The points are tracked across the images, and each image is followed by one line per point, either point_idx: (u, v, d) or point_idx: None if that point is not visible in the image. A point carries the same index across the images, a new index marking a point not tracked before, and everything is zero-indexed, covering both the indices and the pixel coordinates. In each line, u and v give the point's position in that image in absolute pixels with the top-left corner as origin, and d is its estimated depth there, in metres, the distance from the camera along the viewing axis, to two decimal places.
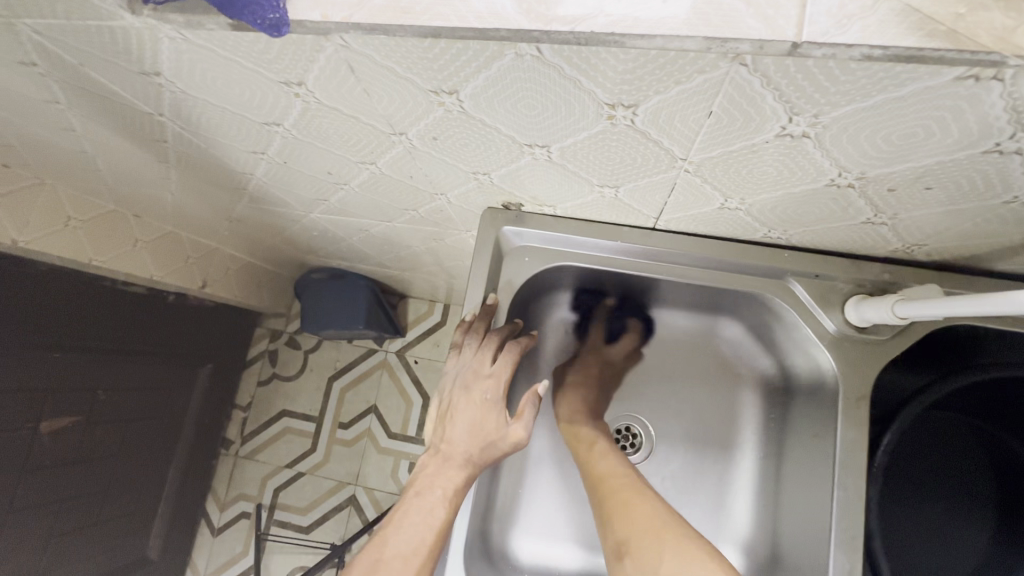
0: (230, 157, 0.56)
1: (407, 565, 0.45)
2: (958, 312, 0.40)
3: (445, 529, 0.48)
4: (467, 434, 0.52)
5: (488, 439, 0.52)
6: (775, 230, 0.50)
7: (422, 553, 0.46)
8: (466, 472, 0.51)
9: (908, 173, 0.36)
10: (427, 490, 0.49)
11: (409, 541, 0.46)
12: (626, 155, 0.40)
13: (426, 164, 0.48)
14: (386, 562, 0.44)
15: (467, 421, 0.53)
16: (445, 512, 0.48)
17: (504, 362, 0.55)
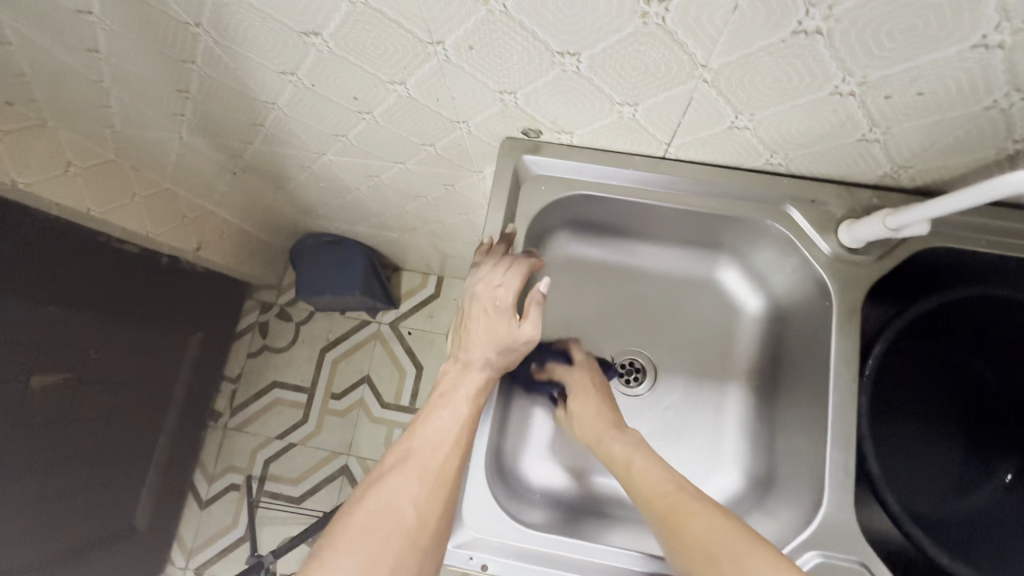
0: (256, 82, 0.57)
1: (437, 453, 0.51)
2: (948, 208, 0.45)
3: (470, 423, 0.53)
4: (486, 339, 0.55)
5: (502, 345, 0.55)
6: (777, 154, 0.54)
7: (452, 443, 0.51)
8: (488, 374, 0.56)
9: (904, 75, 0.40)
10: (453, 392, 0.54)
11: (437, 435, 0.51)
12: (651, 64, 0.43)
13: (455, 83, 0.51)
14: (418, 449, 0.51)
15: (482, 332, 0.55)
16: (470, 408, 0.53)
17: (513, 273, 0.55)
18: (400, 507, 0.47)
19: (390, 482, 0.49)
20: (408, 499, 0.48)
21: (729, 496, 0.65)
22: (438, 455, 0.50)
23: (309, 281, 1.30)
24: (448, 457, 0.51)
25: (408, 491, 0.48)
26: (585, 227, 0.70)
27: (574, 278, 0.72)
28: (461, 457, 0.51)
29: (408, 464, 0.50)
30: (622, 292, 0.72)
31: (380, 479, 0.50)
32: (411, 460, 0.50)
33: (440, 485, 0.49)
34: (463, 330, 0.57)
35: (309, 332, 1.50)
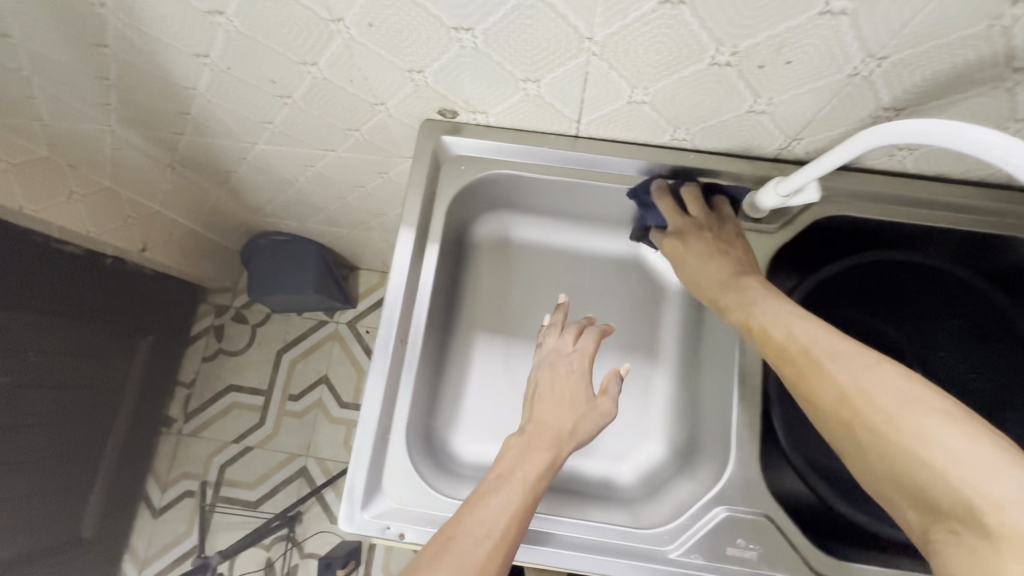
0: (173, 67, 0.58)
1: (478, 545, 0.45)
2: (832, 165, 0.47)
3: (519, 516, 0.47)
4: (557, 412, 0.55)
5: (578, 418, 0.56)
6: (679, 130, 0.57)
7: (499, 539, 0.46)
8: (548, 458, 0.52)
9: (769, 43, 0.43)
10: (507, 477, 0.50)
11: (483, 525, 0.46)
12: (541, 38, 0.46)
13: (365, 63, 0.53)
14: (458, 537, 0.45)
15: (558, 396, 0.57)
16: (522, 498, 0.49)
17: (585, 340, 0.61)
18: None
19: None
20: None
21: (654, 463, 0.66)
22: (481, 549, 0.45)
23: (261, 281, 1.30)
24: (491, 553, 0.45)
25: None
26: (513, 209, 0.72)
27: (506, 260, 0.74)
28: (503, 559, 0.45)
29: (446, 556, 0.44)
30: (553, 273, 0.74)
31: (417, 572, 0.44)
32: (450, 550, 0.44)
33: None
34: (533, 401, 0.58)
35: (265, 334, 1.48)
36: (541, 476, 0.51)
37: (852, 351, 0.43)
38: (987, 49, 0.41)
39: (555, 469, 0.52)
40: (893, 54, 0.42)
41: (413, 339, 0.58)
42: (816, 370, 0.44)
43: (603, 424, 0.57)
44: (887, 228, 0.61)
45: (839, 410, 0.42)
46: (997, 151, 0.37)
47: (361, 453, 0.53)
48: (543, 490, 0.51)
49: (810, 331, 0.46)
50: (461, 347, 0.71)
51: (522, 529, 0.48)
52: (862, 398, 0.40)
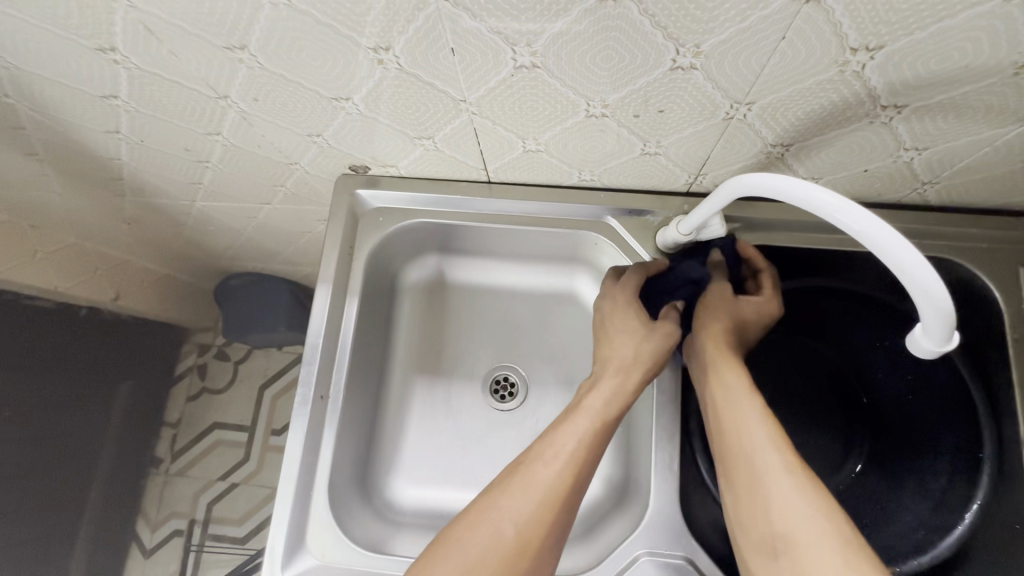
0: (91, 142, 0.60)
1: (548, 469, 0.49)
2: (711, 210, 0.49)
3: (590, 439, 0.50)
4: (628, 341, 0.56)
5: (644, 343, 0.55)
6: (583, 172, 0.58)
7: (569, 463, 0.49)
8: (616, 384, 0.54)
9: (635, 96, 0.43)
10: (578, 407, 0.53)
11: (554, 450, 0.50)
12: (419, 102, 0.47)
13: (265, 131, 0.54)
14: (529, 463, 0.49)
15: (623, 330, 0.57)
16: (590, 424, 0.51)
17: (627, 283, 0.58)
18: (504, 527, 0.46)
19: (499, 497, 0.48)
20: (513, 516, 0.46)
21: (591, 501, 0.66)
22: (549, 470, 0.49)
23: (235, 321, 1.32)
24: (561, 475, 0.49)
25: (515, 509, 0.47)
26: (442, 252, 0.73)
27: (439, 302, 0.74)
28: (574, 479, 0.49)
29: (513, 479, 0.48)
30: (489, 311, 0.75)
31: (490, 493, 0.49)
32: (519, 474, 0.49)
33: (546, 507, 0.47)
34: (601, 339, 0.58)
35: (247, 370, 1.51)
36: (615, 403, 0.53)
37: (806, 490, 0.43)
38: (847, 90, 0.40)
39: (633, 391, 0.54)
40: (759, 100, 0.42)
41: (333, 397, 0.59)
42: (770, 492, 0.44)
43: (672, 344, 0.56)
44: (797, 254, 0.62)
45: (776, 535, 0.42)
46: (836, 215, 0.35)
47: (282, 517, 0.54)
48: (618, 414, 0.53)
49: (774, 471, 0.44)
50: (399, 390, 0.71)
51: (596, 450, 0.51)
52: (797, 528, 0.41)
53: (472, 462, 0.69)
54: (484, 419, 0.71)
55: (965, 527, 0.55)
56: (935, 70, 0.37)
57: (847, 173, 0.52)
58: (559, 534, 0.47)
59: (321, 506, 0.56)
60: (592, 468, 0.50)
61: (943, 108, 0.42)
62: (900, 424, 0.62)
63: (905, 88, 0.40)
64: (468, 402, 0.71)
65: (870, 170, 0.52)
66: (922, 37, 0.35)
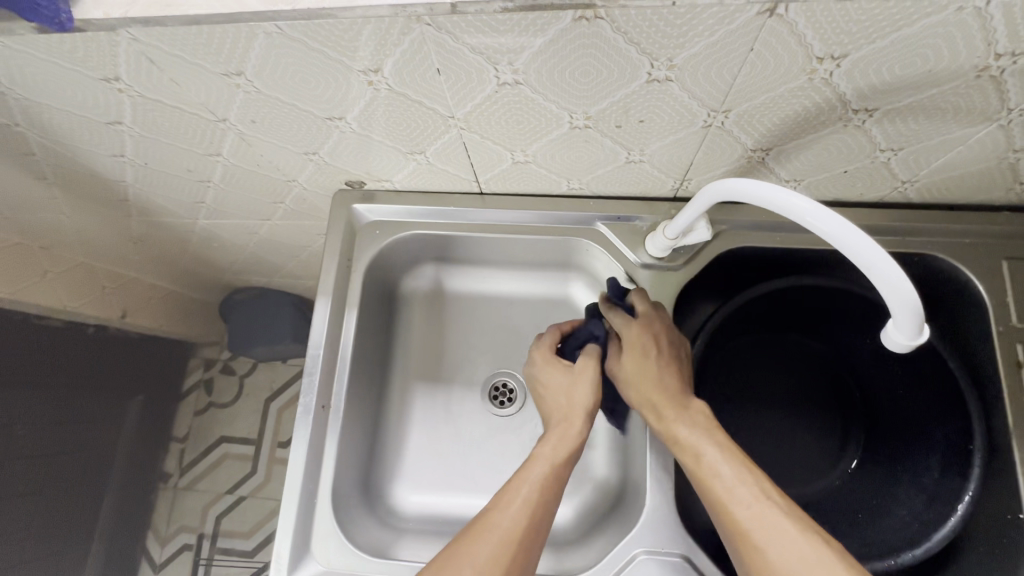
0: (97, 165, 0.62)
1: (506, 513, 0.49)
2: (696, 213, 0.49)
3: (543, 487, 0.51)
4: (558, 392, 0.58)
5: (574, 390, 0.58)
6: (572, 181, 0.59)
7: (525, 509, 0.49)
8: (563, 434, 0.55)
9: (616, 108, 0.45)
10: (529, 459, 0.53)
11: (508, 498, 0.50)
12: (409, 120, 0.49)
13: (264, 151, 0.56)
14: (487, 512, 0.49)
15: (551, 387, 0.59)
16: (544, 470, 0.52)
17: (545, 347, 0.62)
18: (467, 571, 0.45)
19: (462, 543, 0.47)
20: (475, 559, 0.45)
21: (590, 502, 0.67)
22: (507, 516, 0.48)
23: (240, 335, 1.34)
24: (517, 518, 0.48)
25: (477, 554, 0.46)
26: (439, 262, 0.74)
27: (437, 311, 0.76)
28: (531, 524, 0.48)
29: (476, 522, 0.48)
30: (486, 319, 0.76)
31: (456, 542, 0.48)
32: (478, 521, 0.49)
33: (505, 549, 0.46)
34: (539, 401, 0.60)
35: (252, 383, 1.53)
36: (563, 449, 0.54)
37: (795, 535, 0.43)
38: (817, 96, 0.42)
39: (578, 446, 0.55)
40: (734, 108, 0.44)
41: (335, 406, 0.61)
42: (758, 552, 0.43)
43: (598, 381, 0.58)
44: (784, 255, 0.63)
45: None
46: (808, 220, 0.36)
47: (286, 526, 0.56)
48: (567, 459, 0.54)
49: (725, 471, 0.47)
50: (400, 398, 0.73)
51: (549, 498, 0.51)
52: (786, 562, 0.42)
53: (472, 467, 0.70)
54: (483, 424, 0.72)
55: (957, 518, 0.54)
56: (899, 75, 0.39)
57: (827, 174, 0.54)
58: None
59: (325, 513, 0.58)
60: (547, 515, 0.50)
61: (912, 110, 0.43)
62: (888, 419, 0.64)
63: (872, 92, 0.41)
64: (467, 408, 0.73)
65: (849, 171, 0.53)
66: (883, 46, 0.36)
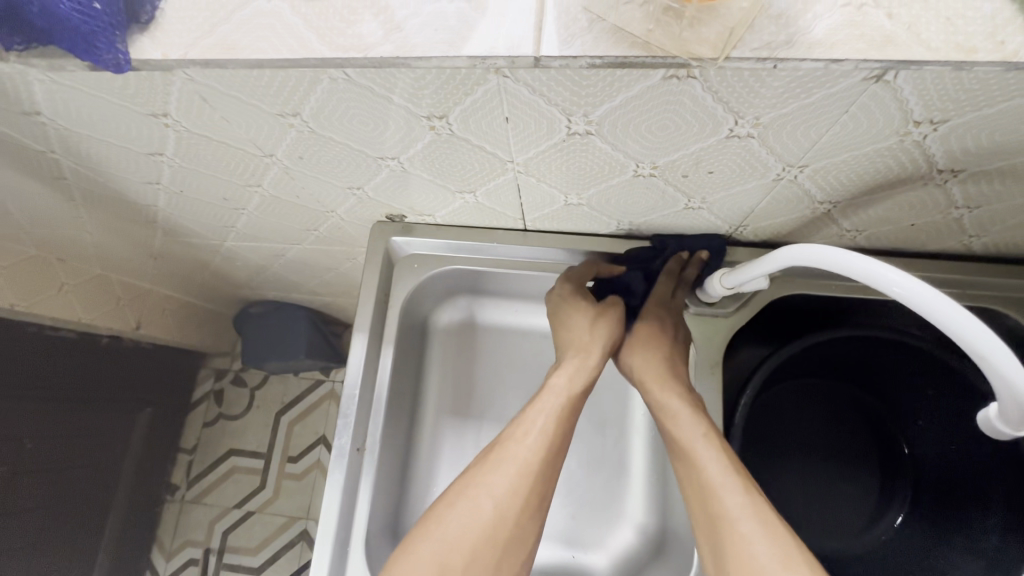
0: (129, 190, 0.60)
1: (522, 445, 0.49)
2: (763, 270, 0.48)
3: (558, 417, 0.51)
4: (578, 329, 0.58)
5: (599, 330, 0.57)
6: (623, 222, 0.57)
7: (542, 439, 0.50)
8: (578, 366, 0.55)
9: (686, 159, 0.43)
10: (545, 388, 0.54)
11: (525, 427, 0.51)
12: (466, 162, 0.47)
13: (305, 183, 0.54)
14: (503, 441, 0.50)
15: (577, 326, 0.58)
16: (558, 404, 0.52)
17: (571, 279, 0.60)
18: (483, 504, 0.46)
19: (476, 476, 0.48)
20: (493, 491, 0.47)
21: (626, 549, 0.65)
22: (524, 445, 0.49)
23: (253, 349, 1.32)
24: (533, 450, 0.49)
25: (495, 485, 0.47)
26: (473, 294, 0.72)
27: (468, 344, 0.74)
28: (546, 456, 0.49)
29: (492, 455, 0.50)
30: (520, 352, 0.74)
31: (467, 474, 0.49)
32: (494, 451, 0.50)
33: (522, 479, 0.48)
34: (556, 329, 0.60)
35: (264, 395, 1.51)
36: (579, 380, 0.54)
37: (774, 525, 0.42)
38: (903, 156, 0.40)
39: (590, 378, 0.55)
40: (813, 163, 0.42)
41: (369, 446, 0.59)
42: (736, 533, 0.43)
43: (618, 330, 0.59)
44: (835, 302, 0.61)
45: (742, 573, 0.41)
46: (897, 291, 0.34)
47: (319, 571, 0.53)
48: (584, 392, 0.54)
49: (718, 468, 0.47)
50: (429, 434, 0.70)
51: (565, 427, 0.52)
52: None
53: None
54: None
55: None
56: (996, 140, 0.37)
57: (892, 227, 0.52)
58: (533, 512, 0.48)
59: (358, 560, 0.55)
60: (563, 444, 0.51)
61: (1000, 173, 0.41)
62: (933, 473, 0.61)
63: (964, 155, 0.39)
64: None
65: (916, 225, 0.51)
66: (988, 113, 0.34)
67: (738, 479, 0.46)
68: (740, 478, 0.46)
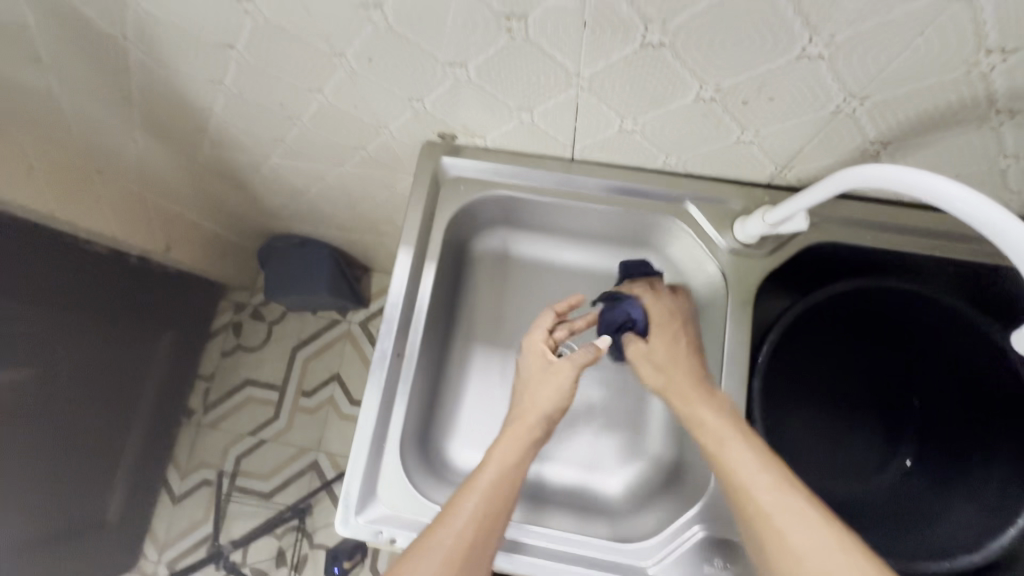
0: (188, 89, 0.62)
1: (451, 530, 0.49)
2: (813, 201, 0.49)
3: (493, 495, 0.52)
4: (529, 390, 0.59)
5: (558, 380, 0.59)
6: (670, 156, 0.59)
7: (470, 522, 0.50)
8: (517, 438, 0.56)
9: (750, 82, 0.44)
10: (483, 467, 0.54)
11: (456, 509, 0.51)
12: (532, 74, 0.48)
13: (367, 91, 0.55)
14: (432, 527, 0.50)
15: (542, 375, 0.59)
16: (492, 482, 0.52)
17: (538, 335, 0.62)
18: None
19: (406, 562, 0.48)
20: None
21: (640, 477, 0.69)
22: (452, 530, 0.49)
23: (275, 282, 1.34)
24: (461, 535, 0.49)
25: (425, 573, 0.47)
26: (510, 226, 0.74)
27: (502, 275, 0.76)
28: (475, 535, 0.50)
29: (423, 539, 0.49)
30: (551, 287, 0.76)
31: (401, 557, 0.49)
32: (423, 538, 0.50)
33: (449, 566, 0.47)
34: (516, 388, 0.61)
35: (281, 331, 1.54)
36: (515, 456, 0.55)
37: (806, 512, 0.45)
38: (965, 91, 0.41)
39: (528, 452, 0.56)
40: (874, 95, 0.43)
41: (408, 352, 0.61)
42: (775, 527, 0.45)
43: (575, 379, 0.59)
44: (866, 257, 0.63)
45: (786, 567, 0.43)
46: (959, 208, 0.36)
47: (356, 463, 0.57)
48: (521, 465, 0.55)
49: (751, 465, 0.48)
50: (459, 357, 0.73)
51: (500, 505, 0.52)
52: (810, 562, 0.42)
53: None
54: None
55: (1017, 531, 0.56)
56: None
57: None
58: None
59: (394, 456, 0.58)
60: (497, 522, 0.51)
61: None
62: (939, 425, 0.64)
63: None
64: None
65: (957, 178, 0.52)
66: None
67: (772, 477, 0.47)
68: (771, 472, 0.47)
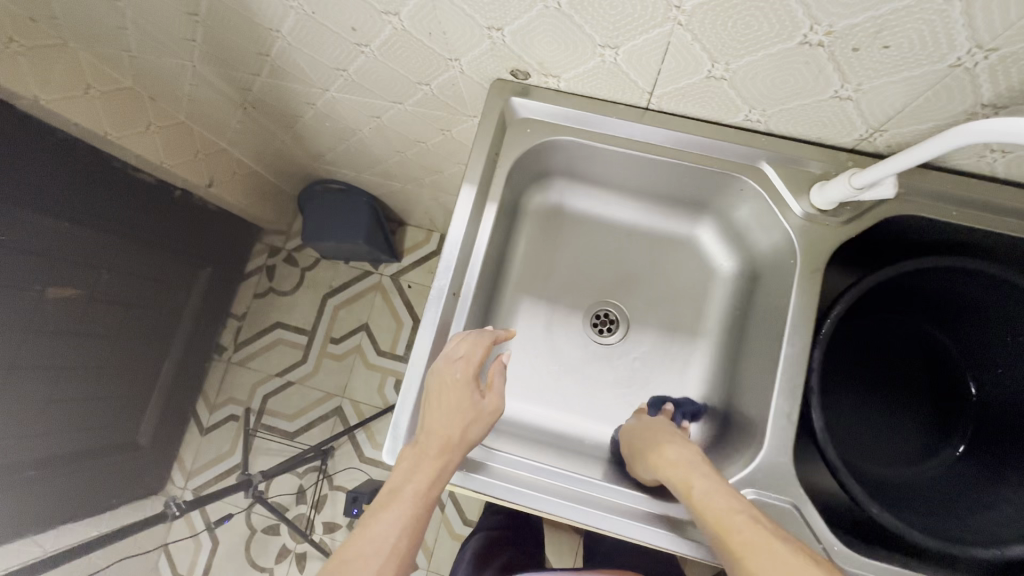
0: (259, 6, 0.60)
1: (368, 566, 0.45)
2: (913, 160, 0.46)
3: (412, 525, 0.48)
4: (448, 412, 0.52)
5: (479, 416, 0.53)
6: (754, 110, 0.56)
7: (390, 552, 0.46)
8: (438, 466, 0.51)
9: (869, 25, 0.41)
10: (399, 492, 0.49)
11: (373, 542, 0.46)
12: (628, 4, 0.45)
13: (446, 18, 0.53)
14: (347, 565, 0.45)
15: (456, 403, 0.53)
16: (412, 510, 0.48)
17: (470, 355, 0.55)
18: None
19: None
20: None
21: None
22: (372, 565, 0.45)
23: (312, 226, 1.34)
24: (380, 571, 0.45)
25: None
26: (569, 178, 0.72)
27: (555, 229, 0.75)
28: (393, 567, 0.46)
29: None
30: (603, 246, 0.75)
31: None
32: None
33: None
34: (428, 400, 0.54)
35: (313, 277, 1.55)
36: (434, 482, 0.50)
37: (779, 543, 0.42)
38: None
39: (444, 478, 0.51)
40: (1005, 46, 0.40)
41: (466, 290, 0.61)
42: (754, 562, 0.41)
43: (494, 421, 0.55)
44: (947, 233, 0.59)
45: None
46: None
47: (407, 394, 0.57)
48: (437, 489, 0.51)
49: (722, 498, 0.47)
50: (507, 307, 0.72)
51: (417, 529, 0.49)
52: None
53: (567, 389, 0.71)
54: (585, 345, 0.72)
55: None
56: None
57: None
58: None
59: None
60: (412, 545, 0.48)
61: None
62: (998, 417, 0.62)
63: None
64: (571, 329, 0.73)
65: None
66: None
67: (738, 506, 0.46)
68: (740, 505, 0.46)
